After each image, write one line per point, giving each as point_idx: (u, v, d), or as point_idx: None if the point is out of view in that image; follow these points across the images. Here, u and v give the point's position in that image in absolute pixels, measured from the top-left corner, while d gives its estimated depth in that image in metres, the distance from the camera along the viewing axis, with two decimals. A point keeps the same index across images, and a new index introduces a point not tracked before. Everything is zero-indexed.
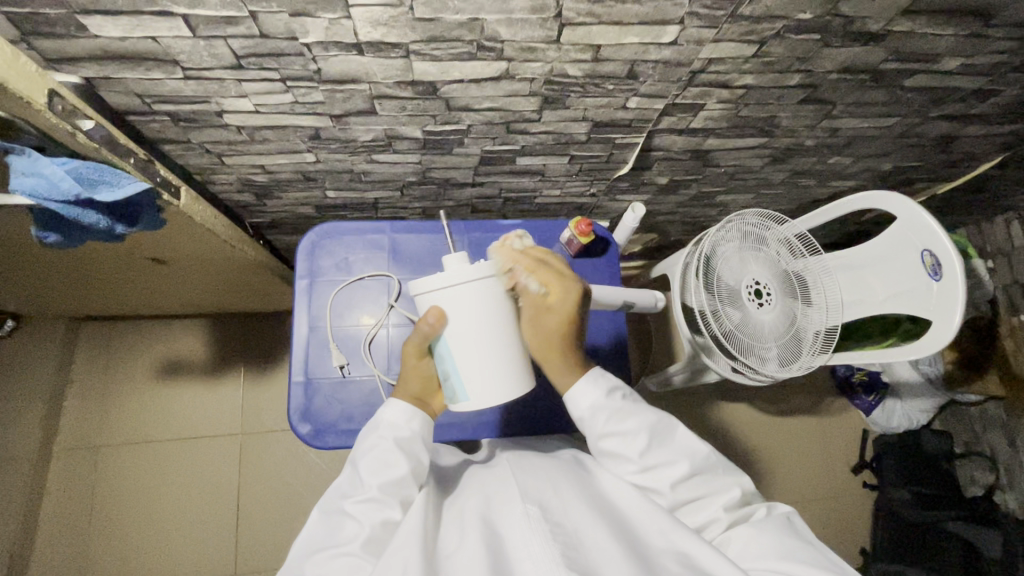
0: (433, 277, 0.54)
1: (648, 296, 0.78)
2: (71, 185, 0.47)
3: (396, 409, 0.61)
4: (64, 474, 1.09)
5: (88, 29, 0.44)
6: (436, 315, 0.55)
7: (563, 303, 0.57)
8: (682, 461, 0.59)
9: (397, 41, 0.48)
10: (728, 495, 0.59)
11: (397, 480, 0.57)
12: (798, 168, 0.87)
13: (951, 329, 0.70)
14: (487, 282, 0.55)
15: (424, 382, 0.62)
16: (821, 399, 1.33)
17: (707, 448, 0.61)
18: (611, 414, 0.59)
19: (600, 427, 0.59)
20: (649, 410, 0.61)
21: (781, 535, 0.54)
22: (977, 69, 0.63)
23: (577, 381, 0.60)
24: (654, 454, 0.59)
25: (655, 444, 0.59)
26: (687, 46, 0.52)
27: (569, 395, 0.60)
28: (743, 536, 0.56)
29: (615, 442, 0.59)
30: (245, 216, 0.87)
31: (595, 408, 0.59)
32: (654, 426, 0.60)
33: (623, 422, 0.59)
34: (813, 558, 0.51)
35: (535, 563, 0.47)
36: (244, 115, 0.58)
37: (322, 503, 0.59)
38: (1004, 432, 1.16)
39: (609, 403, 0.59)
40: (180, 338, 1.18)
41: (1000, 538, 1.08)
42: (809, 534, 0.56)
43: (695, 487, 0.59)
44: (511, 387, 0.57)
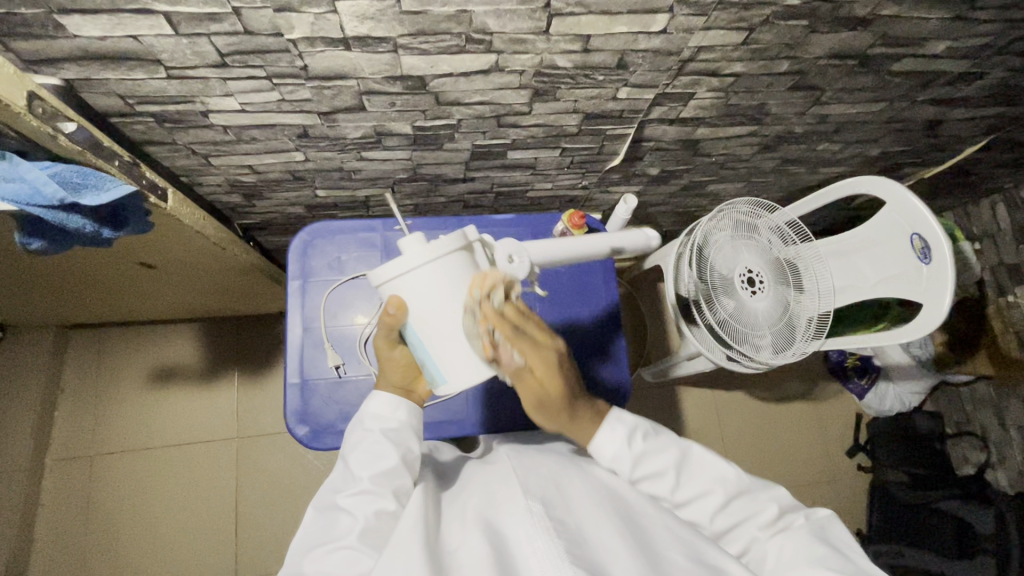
0: (396, 263, 0.51)
1: (637, 235, 0.70)
2: (55, 189, 0.46)
3: (380, 401, 0.61)
4: (57, 485, 1.07)
5: (66, 29, 0.43)
6: (397, 304, 0.53)
7: (550, 371, 0.55)
8: (712, 490, 0.59)
9: (384, 35, 0.47)
10: (764, 512, 0.58)
11: (390, 470, 0.57)
12: (787, 156, 0.87)
13: (941, 312, 0.71)
14: (446, 262, 0.52)
15: (405, 370, 0.62)
16: (815, 384, 1.34)
17: (736, 470, 0.61)
18: (637, 460, 0.59)
19: (630, 474, 0.59)
20: (671, 444, 0.61)
21: (813, 543, 0.54)
22: (962, 52, 0.64)
23: (598, 430, 0.59)
24: (684, 489, 0.60)
25: (683, 479, 0.60)
26: (676, 34, 0.52)
27: (593, 447, 0.59)
28: (777, 549, 0.56)
29: (647, 485, 0.59)
30: (234, 218, 0.86)
31: (619, 457, 0.59)
32: (677, 460, 0.60)
33: (648, 466, 0.59)
34: (840, 564, 0.51)
35: (541, 560, 0.47)
36: (230, 114, 0.57)
37: (315, 500, 0.59)
38: (995, 412, 1.18)
39: (633, 449, 0.59)
40: (171, 344, 1.17)
41: (993, 514, 1.09)
42: (843, 542, 0.56)
43: (733, 513, 0.59)
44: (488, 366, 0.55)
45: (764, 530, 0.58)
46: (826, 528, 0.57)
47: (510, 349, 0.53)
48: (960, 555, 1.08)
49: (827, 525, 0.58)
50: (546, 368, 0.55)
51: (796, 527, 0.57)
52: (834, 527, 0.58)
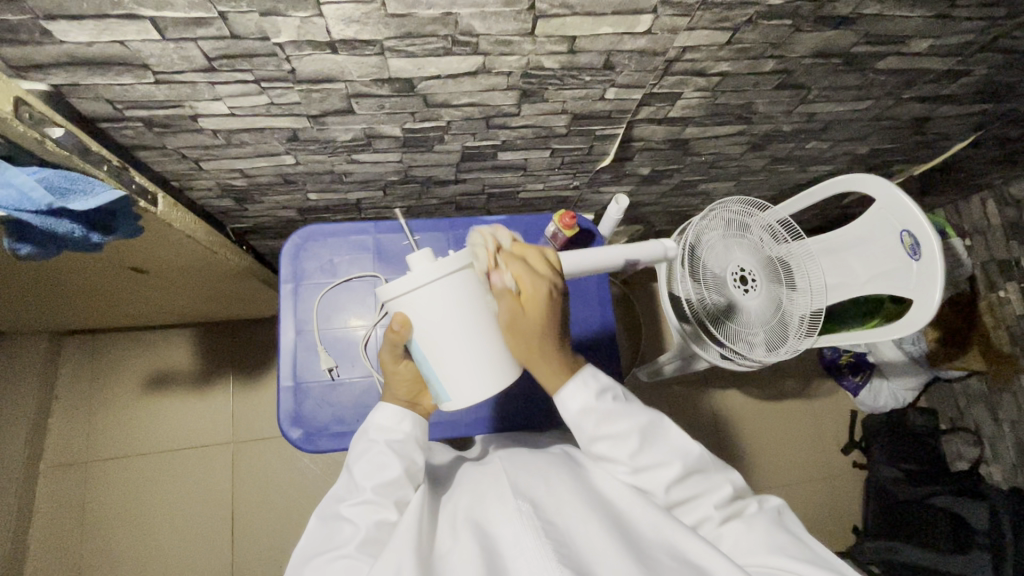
0: (403, 282, 0.52)
1: (653, 245, 0.68)
2: (43, 194, 0.46)
3: (387, 413, 0.62)
4: (52, 492, 1.07)
5: (53, 35, 0.43)
6: (401, 322, 0.54)
7: (535, 300, 0.51)
8: (673, 461, 0.57)
9: (371, 38, 0.47)
10: (721, 492, 0.59)
11: (393, 481, 0.57)
12: (777, 154, 0.88)
13: (932, 307, 0.71)
14: (455, 277, 0.53)
15: (411, 383, 0.63)
16: (809, 381, 1.34)
17: (700, 446, 0.60)
18: (602, 415, 0.57)
19: (592, 430, 0.57)
20: (637, 409, 0.59)
21: (773, 531, 0.56)
22: (946, 49, 0.64)
23: (567, 384, 0.56)
24: (646, 455, 0.57)
25: (646, 445, 0.58)
26: (662, 35, 0.53)
27: (558, 397, 0.57)
28: (734, 532, 0.57)
29: (606, 444, 0.57)
30: (227, 222, 0.86)
31: (583, 411, 0.57)
32: (643, 426, 0.58)
33: (613, 425, 0.57)
34: (802, 553, 0.53)
35: (529, 562, 0.47)
36: (219, 118, 0.57)
37: (319, 509, 0.59)
38: (988, 407, 1.19)
39: (599, 405, 0.57)
40: (167, 349, 1.17)
41: (986, 508, 1.08)
42: (799, 530, 0.58)
43: (689, 488, 0.58)
44: (495, 380, 0.56)
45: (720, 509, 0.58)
46: (782, 516, 0.59)
47: (503, 270, 0.53)
48: (957, 550, 1.06)
49: (780, 513, 0.60)
50: (534, 301, 0.52)
51: (755, 514, 0.58)
52: (785, 515, 0.60)
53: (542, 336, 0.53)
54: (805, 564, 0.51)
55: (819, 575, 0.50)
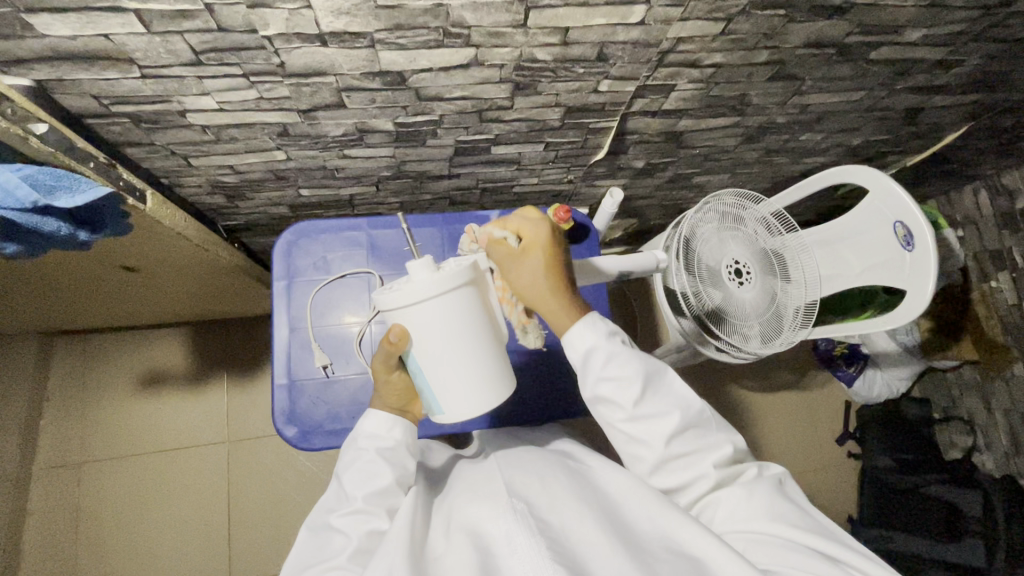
0: (406, 293, 0.50)
1: (648, 258, 0.77)
2: (28, 192, 0.45)
3: (377, 421, 0.61)
4: (45, 495, 1.06)
5: (35, 28, 0.42)
6: (399, 333, 0.52)
7: (537, 234, 0.55)
8: (677, 413, 0.56)
9: (361, 30, 0.47)
10: (722, 452, 0.58)
11: (384, 489, 0.57)
12: (771, 146, 0.88)
13: (925, 296, 0.72)
14: (455, 296, 0.52)
15: (403, 394, 0.61)
16: (804, 373, 1.35)
17: (702, 403, 0.58)
18: (609, 357, 0.56)
19: (595, 372, 0.56)
20: (643, 356, 0.57)
21: (774, 499, 0.55)
22: (939, 39, 0.64)
23: (576, 322, 0.56)
24: (648, 403, 0.56)
25: (649, 393, 0.56)
26: (655, 25, 0.52)
27: (568, 337, 0.56)
28: (733, 497, 0.56)
29: (609, 386, 0.56)
30: (218, 219, 0.85)
31: (590, 352, 0.56)
32: (649, 373, 0.56)
33: (618, 368, 0.55)
34: (803, 522, 0.53)
35: (521, 559, 0.47)
36: (207, 114, 0.56)
37: (308, 519, 0.59)
38: (980, 395, 1.20)
39: (605, 347, 0.56)
40: (160, 349, 1.16)
41: (981, 497, 1.10)
42: (800, 500, 0.57)
43: (691, 443, 0.57)
44: (487, 398, 0.56)
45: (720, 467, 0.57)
46: (783, 484, 0.59)
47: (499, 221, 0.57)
48: (947, 537, 1.09)
49: (782, 482, 0.59)
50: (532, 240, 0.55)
51: (755, 481, 0.57)
52: (787, 484, 0.59)
53: (550, 275, 0.55)
54: (804, 534, 0.51)
55: (818, 543, 0.50)
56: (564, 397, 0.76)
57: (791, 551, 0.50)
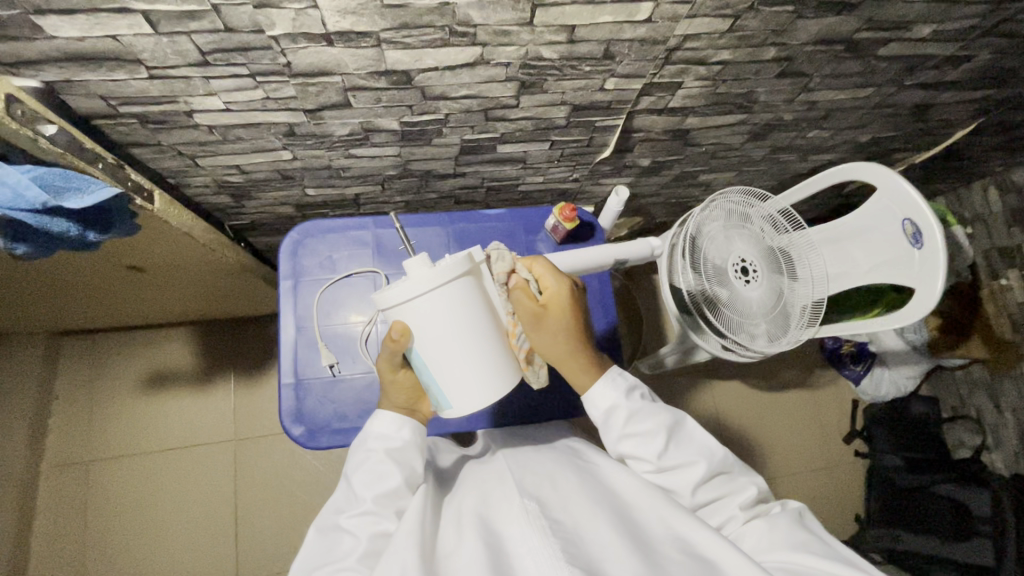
0: (410, 285, 0.51)
1: (642, 245, 0.73)
2: (37, 193, 0.46)
3: (385, 421, 0.61)
4: (55, 493, 1.07)
5: (43, 30, 0.42)
6: (400, 329, 0.53)
7: (557, 296, 0.58)
8: (699, 461, 0.58)
9: (367, 29, 0.47)
10: (746, 494, 0.59)
11: (393, 491, 0.58)
12: (777, 144, 0.87)
13: (934, 296, 0.71)
14: (452, 287, 0.52)
15: (409, 392, 0.61)
16: (811, 371, 1.34)
17: (724, 448, 0.60)
18: (630, 415, 0.59)
19: (619, 429, 0.59)
20: (665, 409, 0.61)
21: (794, 530, 0.54)
22: (950, 35, 0.63)
23: (595, 380, 0.60)
24: (672, 455, 0.58)
25: (672, 443, 0.59)
26: (662, 23, 0.52)
27: (588, 396, 0.60)
28: (757, 531, 0.55)
29: (632, 443, 0.59)
30: (224, 219, 0.85)
31: (612, 409, 0.60)
32: (670, 426, 0.59)
33: (643, 421, 0.59)
34: (824, 550, 0.51)
35: (535, 559, 0.47)
36: (214, 114, 0.56)
37: (317, 520, 0.59)
38: (989, 394, 1.19)
39: (629, 403, 0.59)
40: (167, 348, 1.16)
41: (989, 499, 1.08)
42: (820, 530, 0.56)
43: (715, 488, 0.59)
44: (493, 389, 0.56)
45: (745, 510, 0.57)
46: (803, 516, 0.58)
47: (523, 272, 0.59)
48: (956, 537, 1.08)
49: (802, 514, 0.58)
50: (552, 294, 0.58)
51: (775, 513, 0.57)
52: (805, 516, 0.59)
53: (568, 334, 0.58)
54: (823, 560, 0.49)
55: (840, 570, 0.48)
56: (570, 397, 0.76)
57: None
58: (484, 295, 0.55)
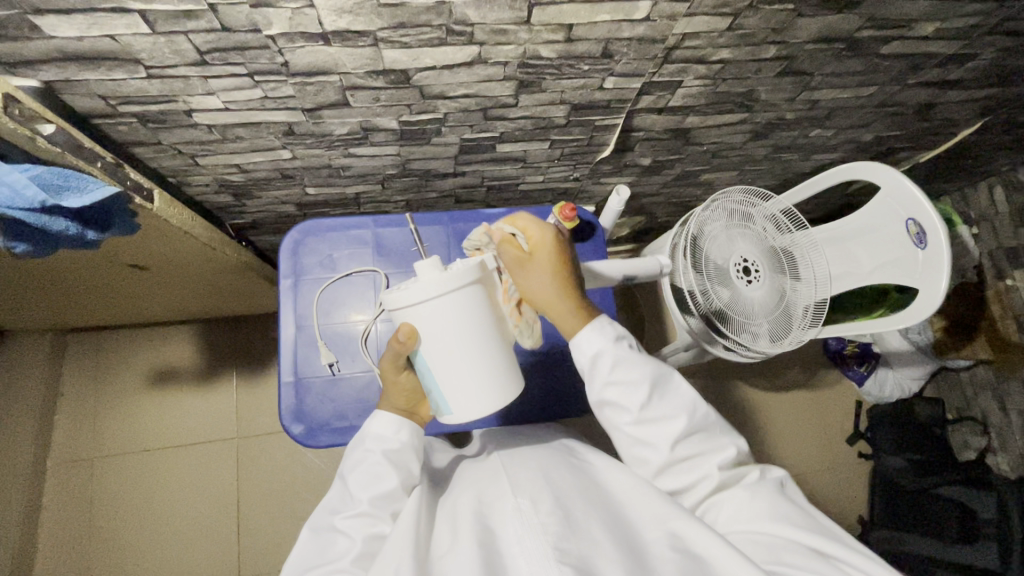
0: (425, 290, 0.50)
1: (650, 262, 0.72)
2: (36, 192, 0.46)
3: (383, 422, 0.61)
4: (59, 490, 1.08)
5: (42, 30, 0.43)
6: (408, 332, 0.52)
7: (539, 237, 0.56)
8: (681, 416, 0.57)
9: (364, 28, 0.47)
10: (724, 454, 0.58)
11: (389, 492, 0.58)
12: (780, 143, 0.86)
13: (938, 295, 0.70)
14: (464, 294, 0.52)
15: (409, 394, 0.61)
16: (814, 372, 1.34)
17: (706, 406, 0.59)
18: (615, 362, 0.56)
19: (603, 377, 0.56)
20: (650, 359, 0.58)
21: (777, 499, 0.55)
22: (953, 33, 0.63)
23: (583, 327, 0.56)
24: (655, 408, 0.56)
25: (656, 396, 0.57)
26: (660, 21, 0.52)
27: (576, 341, 0.56)
28: (735, 499, 0.56)
29: (616, 391, 0.56)
30: (225, 218, 0.85)
31: (597, 356, 0.56)
32: (655, 376, 0.57)
33: (629, 370, 0.56)
34: (805, 522, 0.52)
35: (528, 558, 0.47)
36: (213, 113, 0.57)
37: (311, 519, 0.59)
38: (995, 395, 1.17)
39: (615, 350, 0.56)
40: (171, 346, 1.17)
41: (996, 502, 1.06)
42: (801, 501, 0.57)
43: (694, 445, 0.57)
44: (494, 399, 0.56)
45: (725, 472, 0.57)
46: (785, 486, 0.58)
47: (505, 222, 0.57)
48: (960, 540, 1.07)
49: (783, 483, 0.59)
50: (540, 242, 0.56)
51: (756, 482, 0.57)
52: (787, 486, 0.59)
53: (553, 274, 0.55)
54: (803, 535, 0.50)
55: (819, 546, 0.49)
56: (570, 397, 0.76)
57: (792, 551, 0.49)
58: (492, 303, 0.56)
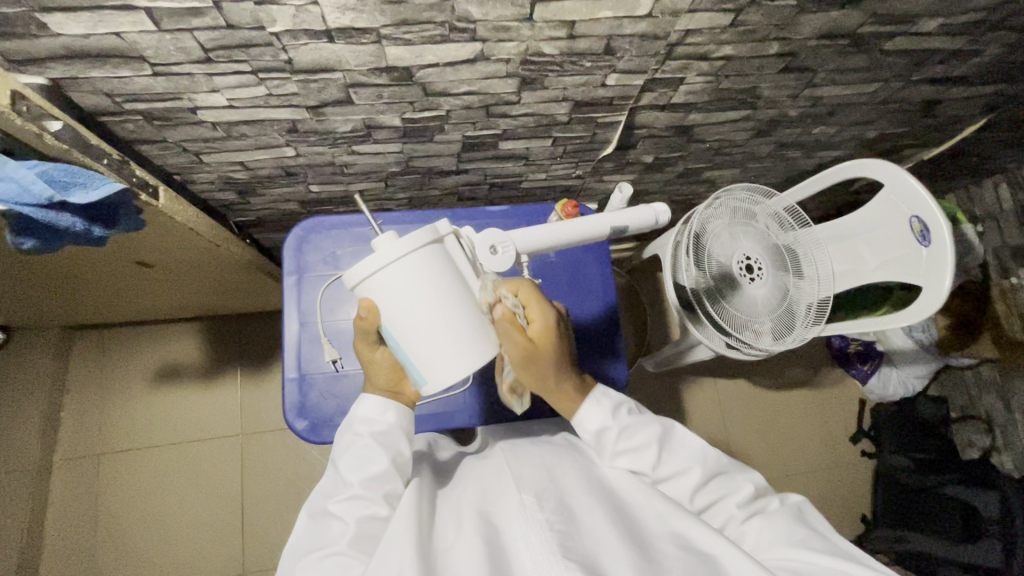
0: (359, 266, 0.52)
1: (644, 212, 0.72)
2: (43, 188, 0.47)
3: (367, 403, 0.61)
4: (65, 485, 1.09)
5: (49, 28, 0.43)
6: (368, 306, 0.54)
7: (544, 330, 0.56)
8: (691, 466, 0.59)
9: (367, 25, 0.47)
10: (741, 492, 0.58)
11: (380, 475, 0.57)
12: (783, 140, 0.86)
13: (943, 293, 0.70)
14: (414, 258, 0.53)
15: (391, 373, 0.62)
16: (817, 370, 1.33)
17: (715, 450, 0.61)
18: (621, 431, 0.59)
19: (612, 447, 0.59)
20: (654, 419, 0.61)
21: (793, 525, 0.54)
22: (956, 28, 0.63)
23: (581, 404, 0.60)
24: (664, 464, 0.59)
25: (664, 453, 0.59)
26: (663, 18, 0.52)
27: (576, 421, 0.60)
28: (757, 527, 0.55)
29: (627, 458, 0.59)
30: (230, 215, 0.86)
31: (603, 428, 0.59)
32: (660, 434, 0.60)
33: (632, 436, 0.59)
34: (821, 544, 0.51)
35: (532, 554, 0.47)
36: (218, 111, 0.57)
37: (308, 505, 0.60)
38: (1000, 394, 1.17)
39: (617, 422, 0.59)
40: (176, 343, 1.18)
41: (998, 499, 1.06)
42: (820, 524, 0.56)
43: (710, 490, 0.59)
44: (465, 361, 0.54)
45: (743, 508, 0.57)
46: (803, 511, 0.58)
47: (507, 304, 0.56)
48: (963, 540, 1.06)
49: (803, 509, 0.58)
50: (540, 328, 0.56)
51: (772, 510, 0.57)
52: (807, 511, 0.58)
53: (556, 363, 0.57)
54: (817, 554, 0.49)
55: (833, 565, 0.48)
56: None
57: (807, 574, 0.48)
58: (451, 267, 0.56)
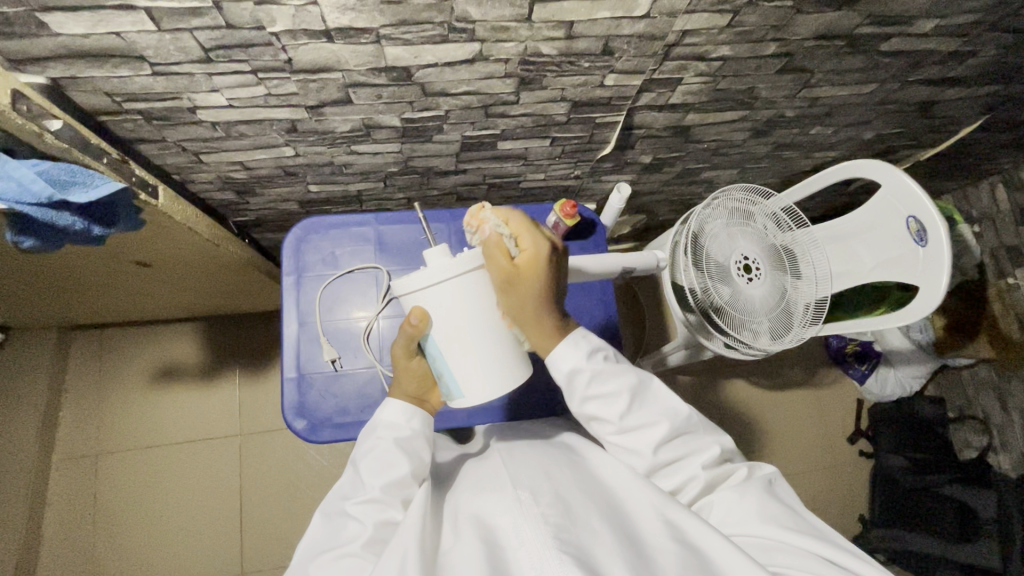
0: (419, 277, 0.52)
1: (649, 257, 0.75)
2: (43, 186, 0.47)
3: (395, 409, 0.62)
4: (64, 484, 1.09)
5: (49, 27, 0.43)
6: (420, 315, 0.54)
7: (532, 259, 0.52)
8: (662, 421, 0.58)
9: (366, 25, 0.47)
10: (708, 453, 0.59)
11: (401, 480, 0.58)
12: (781, 140, 0.87)
13: (938, 292, 0.70)
14: (474, 276, 0.54)
15: (419, 381, 0.62)
16: (815, 370, 1.34)
17: (689, 408, 0.60)
18: (593, 376, 0.56)
19: (582, 390, 0.57)
20: (629, 370, 0.58)
21: (765, 499, 0.56)
22: (952, 30, 0.63)
23: (559, 343, 0.56)
24: (635, 416, 0.57)
25: (635, 404, 0.58)
26: (660, 18, 0.52)
27: (551, 358, 0.56)
28: (725, 499, 0.57)
29: (596, 405, 0.57)
30: (229, 215, 0.86)
31: (574, 370, 0.56)
32: (634, 387, 0.58)
33: (606, 383, 0.57)
34: (793, 522, 0.53)
35: (528, 548, 0.47)
36: (217, 110, 0.57)
37: (323, 505, 0.60)
38: (997, 394, 1.17)
39: (591, 367, 0.56)
40: (175, 343, 1.18)
41: (995, 498, 1.07)
42: (789, 498, 0.58)
43: (678, 448, 0.59)
44: (506, 379, 0.58)
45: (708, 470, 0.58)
46: (772, 483, 0.59)
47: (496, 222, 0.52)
48: (961, 539, 1.07)
49: (771, 480, 0.60)
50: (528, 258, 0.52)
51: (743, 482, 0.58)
52: (777, 483, 0.60)
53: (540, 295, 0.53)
54: (791, 534, 0.51)
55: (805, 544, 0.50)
56: None
57: (784, 553, 0.50)
58: None
